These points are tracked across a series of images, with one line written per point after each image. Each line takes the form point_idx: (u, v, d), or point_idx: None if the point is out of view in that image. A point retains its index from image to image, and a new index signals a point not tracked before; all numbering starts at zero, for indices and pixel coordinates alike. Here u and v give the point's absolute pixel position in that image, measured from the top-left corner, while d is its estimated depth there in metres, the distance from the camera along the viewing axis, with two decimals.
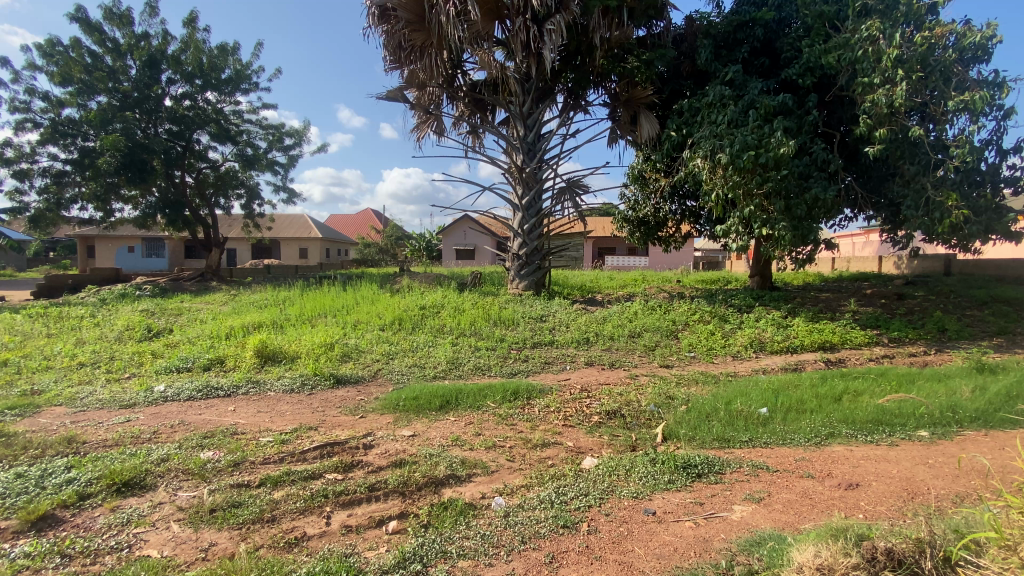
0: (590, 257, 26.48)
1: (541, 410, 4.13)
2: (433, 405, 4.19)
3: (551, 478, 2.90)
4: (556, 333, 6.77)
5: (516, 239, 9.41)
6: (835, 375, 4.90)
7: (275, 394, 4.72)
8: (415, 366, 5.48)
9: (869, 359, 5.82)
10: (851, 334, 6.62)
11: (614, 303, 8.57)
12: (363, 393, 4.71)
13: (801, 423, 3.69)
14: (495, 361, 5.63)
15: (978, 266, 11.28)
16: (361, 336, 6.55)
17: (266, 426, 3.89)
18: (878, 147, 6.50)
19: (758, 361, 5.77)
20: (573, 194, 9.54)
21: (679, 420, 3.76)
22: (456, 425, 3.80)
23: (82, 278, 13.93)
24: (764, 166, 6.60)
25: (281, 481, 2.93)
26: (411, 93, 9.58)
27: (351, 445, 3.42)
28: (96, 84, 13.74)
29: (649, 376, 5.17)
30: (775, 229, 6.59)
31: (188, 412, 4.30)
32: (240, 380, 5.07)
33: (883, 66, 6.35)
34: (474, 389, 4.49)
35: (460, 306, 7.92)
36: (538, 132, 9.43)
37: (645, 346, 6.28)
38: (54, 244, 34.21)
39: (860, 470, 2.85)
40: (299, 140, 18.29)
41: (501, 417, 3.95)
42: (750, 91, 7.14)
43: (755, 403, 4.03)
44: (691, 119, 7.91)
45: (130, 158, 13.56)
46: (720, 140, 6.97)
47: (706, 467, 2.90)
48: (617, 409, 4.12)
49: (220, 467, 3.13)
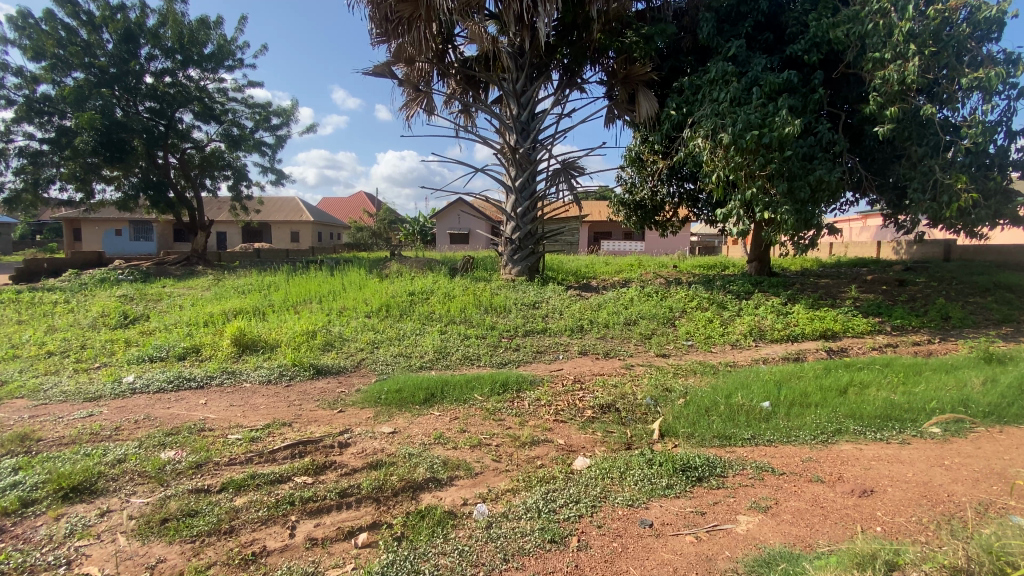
0: (585, 241, 26.39)
1: (532, 404, 3.88)
2: (417, 399, 3.93)
3: (539, 482, 2.68)
4: (548, 321, 6.50)
5: (509, 222, 9.10)
6: (838, 366, 4.70)
7: (250, 386, 4.46)
8: (401, 355, 5.21)
9: (872, 348, 5.63)
10: (853, 323, 6.39)
11: (610, 289, 8.33)
12: (344, 385, 4.46)
13: (805, 419, 3.47)
14: (485, 350, 5.37)
15: (977, 253, 11.10)
16: (346, 323, 6.27)
17: (237, 422, 3.64)
18: (888, 126, 6.22)
19: (758, 351, 5.55)
20: (568, 175, 9.21)
21: (676, 416, 3.56)
22: (440, 419, 3.57)
23: (60, 261, 13.47)
24: (768, 147, 6.29)
25: (244, 486, 2.68)
26: (399, 69, 9.16)
27: (325, 444, 3.18)
28: (71, 60, 13.18)
29: (645, 366, 4.95)
30: (777, 213, 6.32)
31: (156, 406, 4.05)
32: (214, 370, 4.81)
33: (895, 41, 6.06)
34: (463, 380, 4.24)
35: (450, 291, 7.65)
36: (532, 110, 9.06)
37: (641, 334, 6.04)
38: (41, 225, 33.40)
39: (874, 473, 2.64)
40: (286, 119, 17.83)
41: (489, 412, 3.69)
42: (754, 67, 6.79)
43: (757, 396, 3.84)
44: (691, 97, 7.56)
45: (108, 138, 13.08)
46: (722, 119, 6.66)
47: (706, 470, 2.68)
48: (612, 403, 3.89)
49: (181, 469, 2.88)
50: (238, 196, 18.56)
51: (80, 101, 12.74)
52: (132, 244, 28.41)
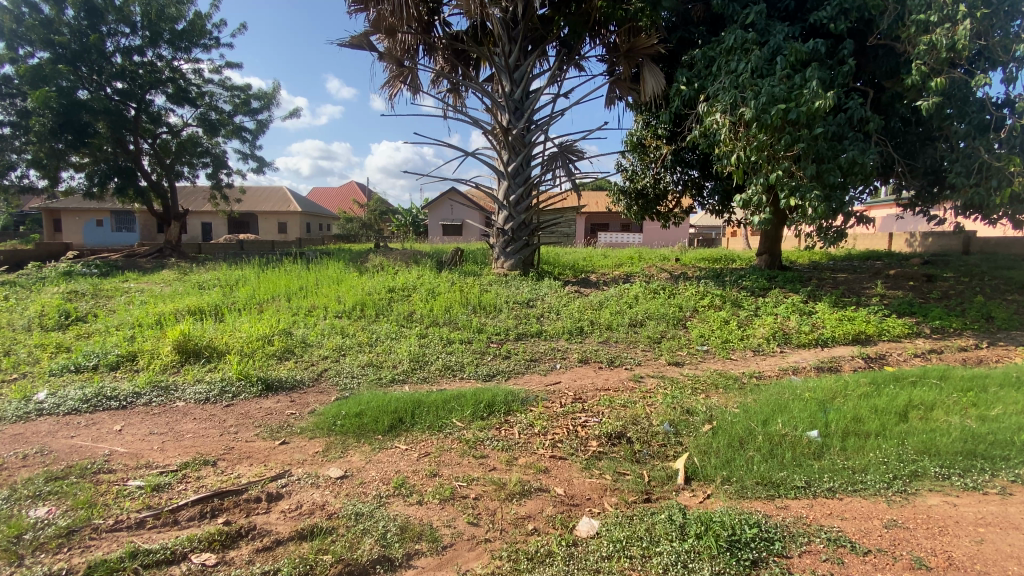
0: (582, 233, 25.64)
1: (523, 433, 3.10)
2: (380, 427, 3.15)
3: (530, 565, 1.94)
4: (544, 322, 5.74)
5: (501, 211, 8.31)
6: (887, 381, 3.99)
7: (182, 407, 3.67)
8: (370, 365, 4.41)
9: (914, 356, 4.93)
10: (887, 324, 5.68)
11: (611, 285, 7.56)
12: (295, 405, 3.67)
13: (866, 455, 2.81)
14: (469, 358, 4.60)
15: (1000, 245, 10.47)
16: (313, 326, 5.49)
17: (146, 462, 2.86)
18: (933, 100, 5.48)
19: (785, 359, 4.81)
20: (566, 160, 8.43)
21: (705, 452, 2.85)
22: (408, 456, 2.83)
23: (19, 252, 12.46)
24: (795, 124, 5.52)
25: (117, 573, 1.93)
26: (380, 42, 8.30)
27: (248, 497, 2.43)
28: (30, 36, 12.06)
29: (657, 379, 4.19)
30: (805, 199, 5.53)
31: (58, 435, 3.25)
32: (143, 385, 4.00)
33: (943, 2, 5.31)
34: (441, 399, 3.48)
35: (434, 288, 6.88)
36: (526, 88, 8.29)
37: (648, 337, 5.29)
38: (23, 216, 32.43)
39: (991, 551, 1.96)
40: (267, 103, 16.88)
41: (467, 446, 2.92)
42: (776, 35, 5.98)
43: (801, 424, 3.13)
44: (704, 71, 6.73)
45: (69, 119, 12.01)
46: (742, 93, 5.85)
47: (761, 548, 1.94)
48: (621, 431, 3.11)
49: (42, 540, 2.12)
50: (218, 185, 17.62)
51: (38, 80, 11.67)
52: (113, 236, 27.49)
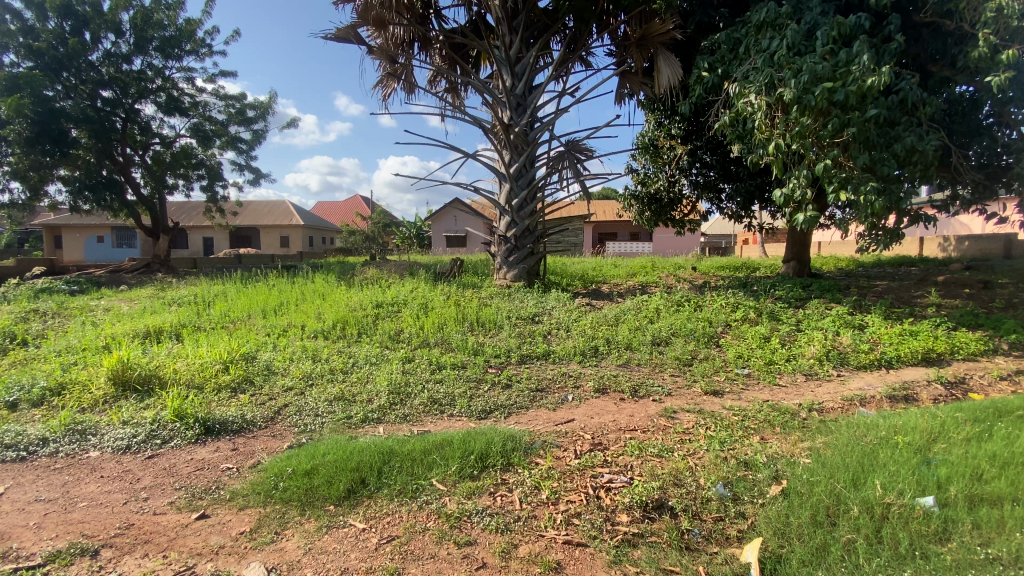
0: (590, 243, 24.92)
1: (526, 502, 2.28)
2: (334, 493, 2.34)
3: None
4: (551, 341, 4.92)
5: (503, 217, 7.54)
6: (990, 416, 3.12)
7: (94, 459, 2.89)
8: (340, 400, 3.60)
9: (1000, 379, 4.05)
10: (959, 340, 4.81)
11: (627, 297, 6.74)
12: (237, 456, 2.87)
13: (1012, 537, 1.98)
14: (462, 388, 3.79)
15: None
16: (282, 349, 4.71)
17: (3, 549, 2.06)
18: (1005, 75, 4.68)
19: (845, 385, 3.94)
20: (574, 160, 7.69)
21: (783, 535, 2.03)
22: (364, 542, 2.02)
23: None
24: (843, 107, 4.73)
25: None
26: (371, 37, 7.63)
27: None
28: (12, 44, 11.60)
29: (693, 415, 3.36)
30: (859, 193, 4.70)
31: None
32: (58, 427, 3.22)
33: None
34: (419, 448, 2.65)
35: (428, 302, 6.10)
36: (529, 82, 7.59)
37: (676, 359, 4.46)
38: (26, 233, 32.19)
39: None
40: (264, 113, 16.43)
41: (449, 524, 2.11)
42: (813, 9, 5.23)
43: (907, 487, 2.28)
44: (728, 55, 5.98)
45: (44, 126, 11.36)
46: (776, 73, 5.08)
47: None
48: (661, 500, 2.27)
49: None
50: (212, 198, 17.08)
51: (13, 86, 11.12)
52: (114, 252, 27.11)
